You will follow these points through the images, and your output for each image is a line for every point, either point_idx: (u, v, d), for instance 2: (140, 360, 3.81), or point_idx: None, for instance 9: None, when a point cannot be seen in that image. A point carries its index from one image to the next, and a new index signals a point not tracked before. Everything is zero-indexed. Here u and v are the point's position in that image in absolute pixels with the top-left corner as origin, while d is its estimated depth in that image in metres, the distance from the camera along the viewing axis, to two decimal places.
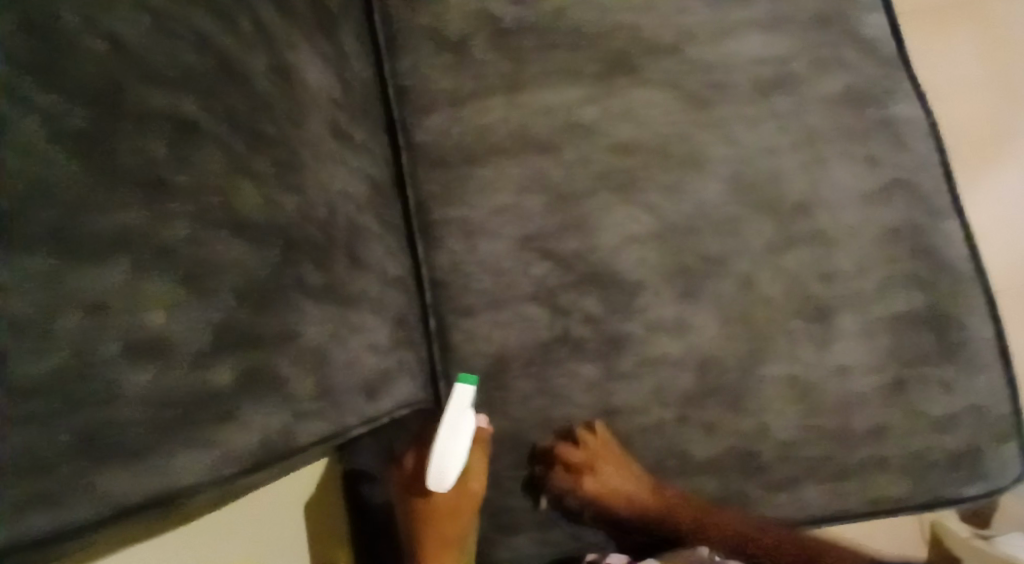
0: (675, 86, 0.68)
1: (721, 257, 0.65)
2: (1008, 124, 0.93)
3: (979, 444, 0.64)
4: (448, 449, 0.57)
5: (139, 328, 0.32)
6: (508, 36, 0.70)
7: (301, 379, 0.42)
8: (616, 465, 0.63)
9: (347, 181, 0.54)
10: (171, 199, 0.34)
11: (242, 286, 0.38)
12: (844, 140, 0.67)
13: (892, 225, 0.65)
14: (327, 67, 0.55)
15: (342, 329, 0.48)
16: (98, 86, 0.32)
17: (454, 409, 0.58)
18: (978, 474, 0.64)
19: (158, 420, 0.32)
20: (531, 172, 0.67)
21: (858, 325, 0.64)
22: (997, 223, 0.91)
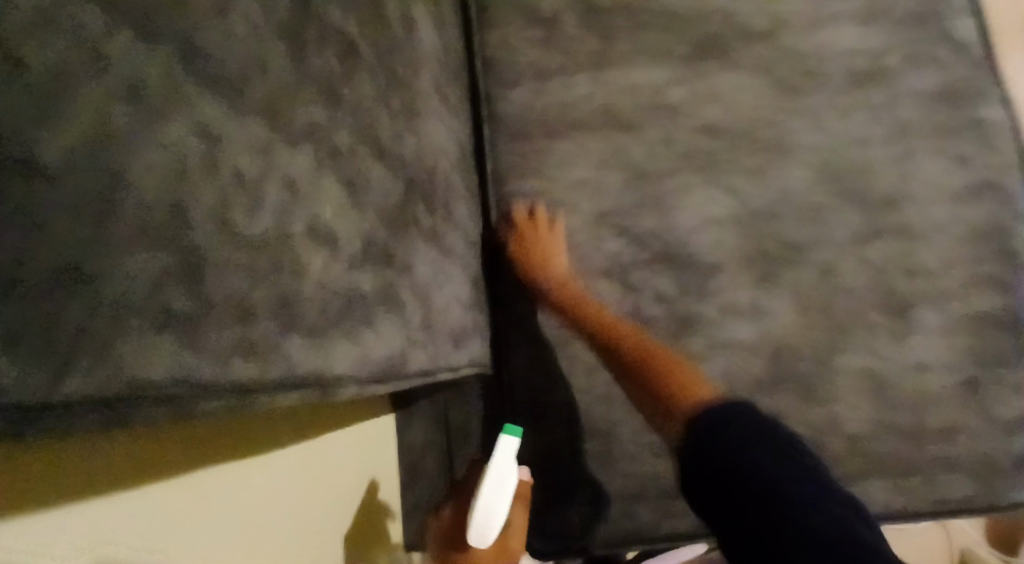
0: (765, 74, 0.68)
1: (800, 245, 0.65)
2: None
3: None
4: (489, 506, 0.52)
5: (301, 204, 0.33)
6: (600, 14, 0.70)
7: (414, 309, 0.45)
8: (549, 246, 0.66)
9: (443, 139, 0.55)
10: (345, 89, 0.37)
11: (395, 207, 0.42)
12: (932, 139, 0.66)
13: (979, 225, 0.64)
14: (432, 27, 0.56)
15: (442, 274, 0.52)
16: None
17: (500, 459, 0.54)
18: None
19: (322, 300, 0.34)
20: (613, 148, 0.68)
21: (938, 322, 0.63)
22: None
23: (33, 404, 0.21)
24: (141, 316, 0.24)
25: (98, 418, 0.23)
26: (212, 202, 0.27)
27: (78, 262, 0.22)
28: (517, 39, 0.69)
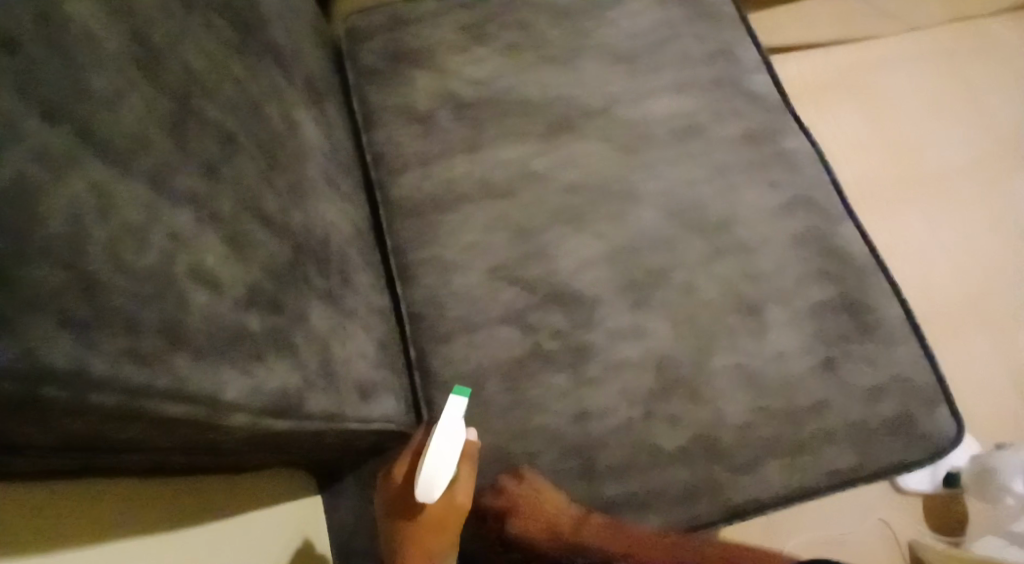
0: (608, 138, 0.81)
1: (662, 271, 0.76)
2: (899, 168, 1.22)
3: (913, 410, 0.72)
4: (436, 459, 0.58)
5: (226, 264, 0.47)
6: (465, 106, 0.82)
7: (308, 355, 0.54)
8: (542, 512, 0.66)
9: (335, 221, 0.65)
10: (237, 186, 0.51)
11: (254, 273, 0.50)
12: (750, 170, 0.79)
13: (802, 231, 0.77)
14: (316, 134, 0.68)
15: (341, 332, 0.60)
16: (204, 103, 0.52)
17: (449, 421, 0.59)
18: (919, 437, 0.71)
19: (237, 333, 0.46)
20: (493, 214, 0.78)
21: (786, 315, 0.73)
22: (902, 246, 1.17)
23: None
24: (44, 316, 0.32)
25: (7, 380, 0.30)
26: (56, 217, 0.34)
27: None
28: (397, 138, 0.81)
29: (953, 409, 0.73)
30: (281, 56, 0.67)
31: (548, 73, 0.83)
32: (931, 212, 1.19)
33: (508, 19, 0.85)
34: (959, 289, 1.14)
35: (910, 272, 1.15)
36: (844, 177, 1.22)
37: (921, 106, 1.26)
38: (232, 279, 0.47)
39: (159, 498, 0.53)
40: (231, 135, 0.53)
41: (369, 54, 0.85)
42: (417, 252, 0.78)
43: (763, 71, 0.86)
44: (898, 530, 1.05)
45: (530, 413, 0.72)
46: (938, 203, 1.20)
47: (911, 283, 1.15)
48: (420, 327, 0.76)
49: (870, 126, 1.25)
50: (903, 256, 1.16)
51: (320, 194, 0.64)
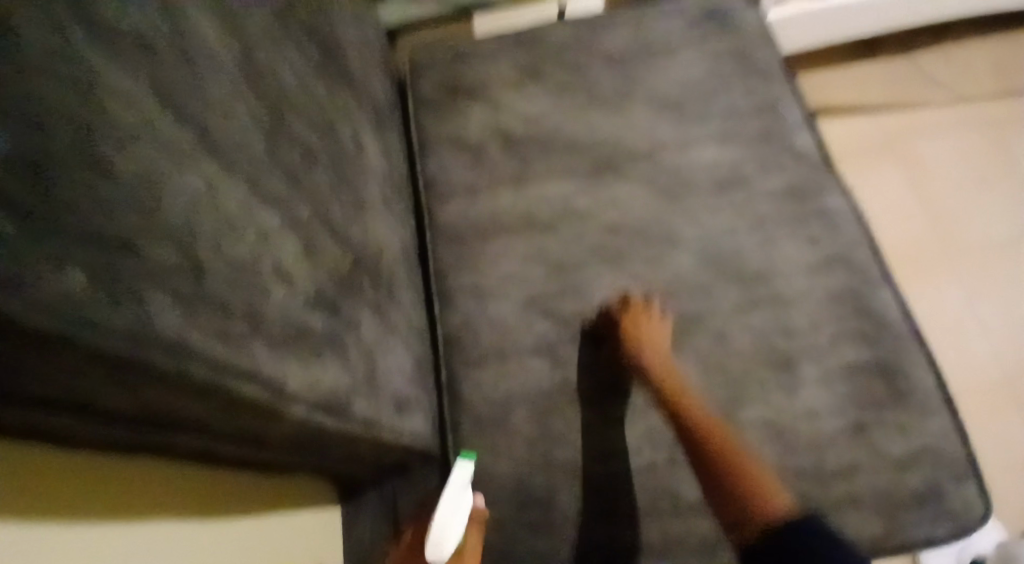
0: (652, 182, 0.82)
1: (697, 317, 0.76)
2: (938, 240, 1.22)
3: (940, 481, 0.70)
4: (445, 516, 0.62)
5: (299, 271, 0.50)
6: (517, 142, 0.85)
7: (353, 363, 0.54)
8: (655, 332, 0.73)
9: (385, 237, 0.67)
10: (312, 196, 0.55)
11: (320, 281, 0.53)
12: (791, 226, 0.80)
13: (839, 290, 0.77)
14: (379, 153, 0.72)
15: (380, 345, 0.60)
16: (293, 110, 0.56)
17: (455, 481, 0.65)
18: (946, 510, 0.70)
19: (305, 334, 0.48)
20: (534, 246, 0.80)
21: (817, 372, 0.73)
22: (935, 319, 1.16)
23: (101, 325, 0.30)
24: (165, 293, 0.35)
25: (140, 352, 0.32)
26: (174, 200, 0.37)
27: (104, 217, 0.32)
28: (446, 166, 0.84)
29: (982, 485, 0.71)
30: (349, 75, 0.69)
31: (599, 116, 0.86)
32: (969, 288, 1.18)
33: (565, 61, 0.89)
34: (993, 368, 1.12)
35: (943, 345, 1.14)
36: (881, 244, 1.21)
37: (965, 182, 1.25)
38: (300, 280, 0.50)
39: (198, 495, 0.54)
40: (310, 146, 0.57)
41: (428, 84, 0.89)
42: (456, 276, 0.79)
43: (811, 130, 0.87)
44: None
45: (554, 446, 0.72)
46: (978, 281, 1.18)
47: (945, 357, 1.14)
48: (451, 350, 0.77)
49: (910, 197, 1.25)
50: (938, 330, 1.16)
51: (375, 210, 0.67)
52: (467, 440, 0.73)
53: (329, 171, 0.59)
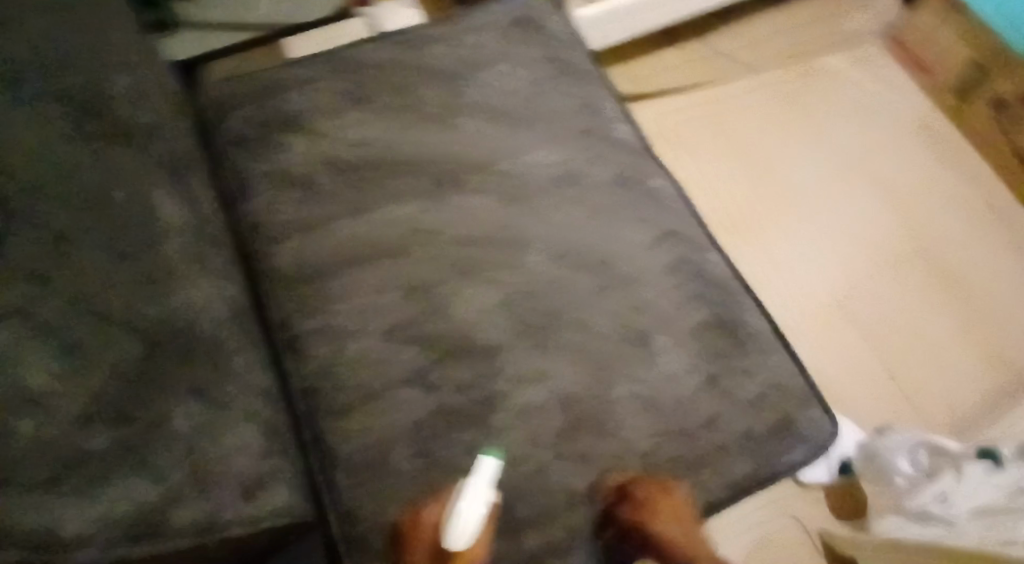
0: (492, 190, 0.82)
1: (557, 313, 0.77)
2: (756, 193, 1.33)
3: (791, 412, 0.77)
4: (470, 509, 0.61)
5: (84, 387, 0.51)
6: (346, 168, 0.80)
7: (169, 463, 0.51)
8: (671, 512, 0.68)
9: (204, 299, 0.63)
10: (98, 308, 0.56)
11: (118, 385, 0.53)
12: (623, 209, 0.84)
13: (677, 260, 0.82)
14: (181, 211, 0.66)
15: (213, 425, 0.55)
16: (60, 224, 0.59)
17: (478, 477, 0.63)
18: (800, 436, 0.76)
19: (96, 457, 0.49)
20: (385, 274, 0.77)
21: (671, 340, 0.77)
22: (769, 265, 1.26)
23: None
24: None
25: None
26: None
27: None
28: (274, 206, 0.78)
29: (825, 405, 0.78)
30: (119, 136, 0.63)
31: (426, 131, 0.83)
32: (791, 233, 1.30)
33: (381, 80, 0.86)
34: (823, 299, 1.25)
35: (781, 287, 1.25)
36: (710, 206, 1.30)
37: (767, 140, 1.38)
38: (89, 387, 0.52)
39: None
40: (84, 243, 0.59)
41: (238, 122, 0.83)
42: (306, 322, 0.75)
43: (625, 119, 0.92)
44: (807, 523, 1.12)
45: (443, 474, 0.70)
46: (797, 226, 1.30)
47: (785, 298, 1.24)
48: (314, 402, 0.73)
49: (726, 159, 1.35)
50: (774, 275, 1.26)
51: (184, 274, 0.62)
52: (352, 490, 0.70)
53: (117, 264, 0.59)
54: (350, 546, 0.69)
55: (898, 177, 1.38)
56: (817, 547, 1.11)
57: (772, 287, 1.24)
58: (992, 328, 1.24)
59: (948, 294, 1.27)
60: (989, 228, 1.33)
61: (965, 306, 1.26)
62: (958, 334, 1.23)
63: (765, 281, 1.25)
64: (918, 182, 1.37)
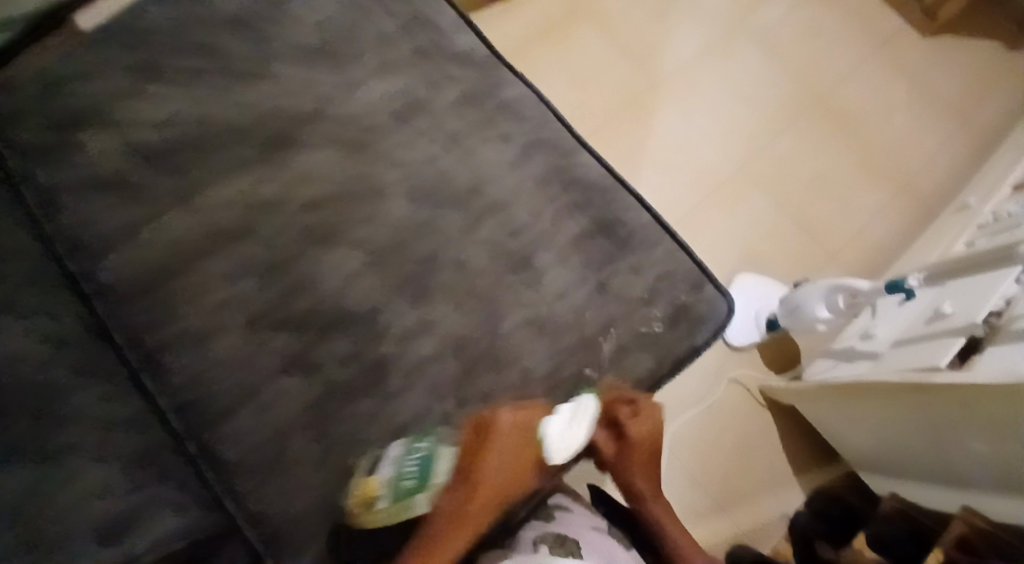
0: (333, 141, 0.75)
1: (430, 257, 0.72)
2: (644, 70, 1.24)
3: (683, 298, 0.74)
4: (573, 441, 0.66)
5: None
6: (162, 155, 0.72)
7: None
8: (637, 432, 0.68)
9: None
10: None
11: None
12: (478, 130, 0.78)
13: (546, 172, 0.77)
14: None
15: None
16: None
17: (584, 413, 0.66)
18: (695, 318, 0.73)
19: None
20: (238, 259, 0.70)
21: (553, 256, 0.73)
22: (670, 145, 1.21)
23: None
24: None
25: None
26: None
27: None
28: (93, 217, 0.70)
29: (719, 284, 0.76)
30: None
31: (244, 91, 0.75)
32: (687, 106, 1.23)
33: (180, 44, 0.75)
34: (730, 169, 1.21)
35: (686, 167, 1.20)
36: (600, 95, 1.21)
37: (645, 6, 1.27)
38: None
39: None
40: None
41: (23, 130, 0.72)
42: (160, 333, 0.69)
43: (464, 28, 0.83)
44: (748, 383, 1.15)
45: (345, 452, 0.67)
46: (693, 96, 1.24)
47: (693, 176, 1.20)
48: (191, 415, 0.68)
49: (608, 39, 1.24)
50: (678, 156, 1.20)
51: None
52: (253, 494, 0.66)
53: None
54: (267, 545, 0.66)
55: (784, 21, 1.31)
56: (762, 400, 1.14)
57: (677, 168, 1.20)
58: (884, 159, 1.26)
59: (848, 138, 1.26)
60: (876, 60, 1.31)
61: (863, 147, 1.26)
62: (856, 171, 1.24)
63: (670, 163, 1.20)
64: (804, 25, 1.31)
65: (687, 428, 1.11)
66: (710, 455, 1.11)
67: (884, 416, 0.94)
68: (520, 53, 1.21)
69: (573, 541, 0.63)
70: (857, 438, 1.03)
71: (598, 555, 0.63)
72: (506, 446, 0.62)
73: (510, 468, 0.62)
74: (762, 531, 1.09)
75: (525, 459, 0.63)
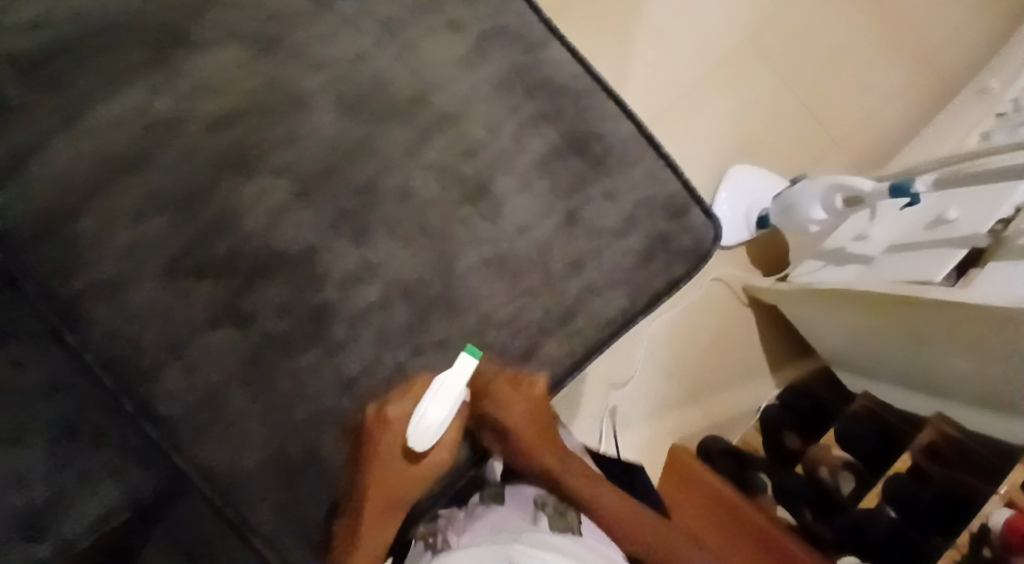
0: (238, 37, 0.61)
1: (370, 184, 0.62)
2: None
3: (662, 227, 0.66)
4: (437, 419, 0.58)
5: None
6: (34, 64, 0.58)
7: None
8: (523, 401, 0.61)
9: None
10: None
11: None
12: (420, 18, 0.65)
13: (505, 72, 0.65)
14: None
15: None
16: None
17: (454, 381, 0.58)
18: (675, 252, 0.66)
19: None
20: (140, 194, 0.59)
21: (513, 181, 0.64)
22: (671, 11, 1.08)
23: None
24: None
25: None
26: None
27: None
28: None
29: (706, 207, 0.67)
30: None
31: None
32: None
33: None
34: (739, 37, 1.12)
35: (687, 37, 1.09)
36: None
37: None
38: None
39: None
40: None
41: None
42: (67, 283, 0.59)
43: None
44: (732, 282, 1.10)
45: (290, 408, 0.60)
46: None
47: (693, 49, 1.09)
48: (117, 372, 0.59)
49: None
50: (686, 13, 1.09)
51: None
52: (199, 453, 0.60)
53: None
54: (223, 498, 0.60)
55: None
56: (743, 298, 1.11)
57: (675, 39, 1.09)
58: (894, 27, 1.20)
59: (869, 4, 1.19)
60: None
61: (883, 15, 1.20)
62: (867, 41, 1.19)
63: (668, 34, 1.08)
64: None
65: (668, 326, 1.07)
66: (686, 353, 1.08)
67: (867, 325, 0.89)
68: None
69: (574, 505, 0.61)
70: (832, 338, 0.99)
71: (604, 523, 0.60)
72: (386, 452, 0.58)
73: (394, 471, 0.59)
74: (735, 421, 1.10)
75: (394, 461, 0.59)
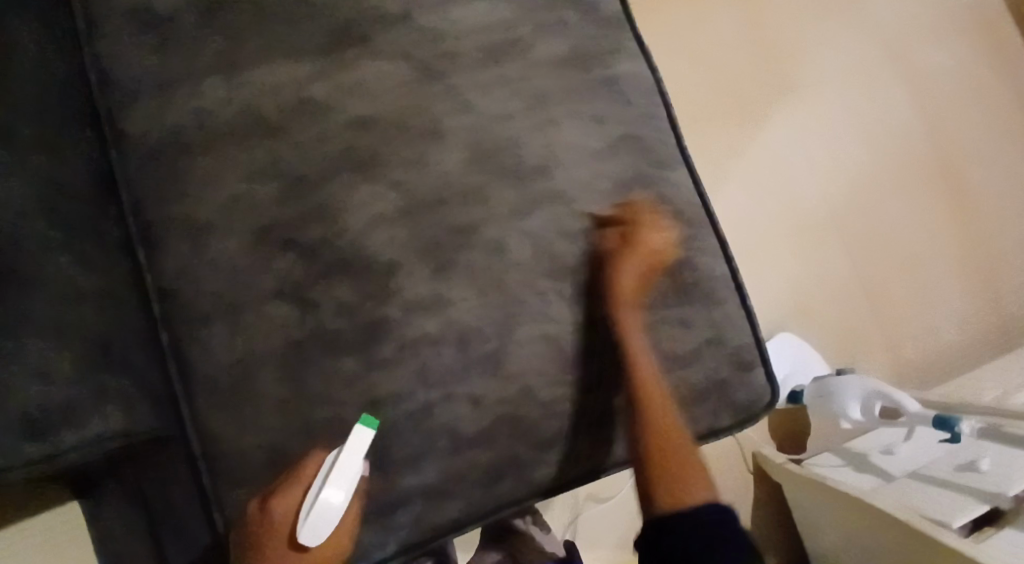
0: (407, 57, 0.65)
1: (470, 227, 0.64)
2: (774, 83, 1.19)
3: (723, 373, 0.67)
4: (332, 505, 0.53)
5: None
6: (219, 9, 0.62)
7: None
8: (649, 239, 0.64)
9: None
10: None
11: None
12: (573, 101, 0.68)
13: (625, 176, 0.68)
14: None
15: None
16: None
17: (349, 454, 0.55)
18: (728, 401, 0.67)
19: None
20: (262, 156, 0.61)
21: (599, 275, 0.66)
22: (766, 172, 1.16)
23: None
24: None
25: None
26: None
27: None
28: (117, 50, 0.60)
29: (769, 370, 0.69)
30: None
31: None
32: (801, 137, 1.19)
33: None
34: (824, 215, 1.18)
35: (775, 199, 1.16)
36: (721, 86, 1.16)
37: (808, 11, 1.22)
38: None
39: None
40: None
41: None
42: (160, 208, 0.60)
43: None
44: (744, 442, 1.10)
45: (311, 406, 0.59)
46: (809, 128, 1.19)
47: (778, 210, 1.16)
48: (170, 308, 0.60)
49: (750, 36, 1.18)
50: (784, 176, 1.17)
51: None
52: (211, 414, 0.59)
53: None
54: (209, 466, 0.58)
55: (945, 77, 1.27)
56: (750, 465, 1.09)
57: (763, 196, 1.16)
58: (976, 259, 1.23)
59: (957, 223, 1.23)
60: (1017, 154, 1.28)
61: (970, 241, 1.24)
62: (948, 263, 1.22)
63: (758, 190, 1.16)
64: (965, 90, 1.27)
65: None
66: None
67: (867, 541, 0.87)
68: (652, 22, 1.14)
69: None
70: (824, 535, 0.98)
71: None
72: (278, 540, 0.53)
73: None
74: None
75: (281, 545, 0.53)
